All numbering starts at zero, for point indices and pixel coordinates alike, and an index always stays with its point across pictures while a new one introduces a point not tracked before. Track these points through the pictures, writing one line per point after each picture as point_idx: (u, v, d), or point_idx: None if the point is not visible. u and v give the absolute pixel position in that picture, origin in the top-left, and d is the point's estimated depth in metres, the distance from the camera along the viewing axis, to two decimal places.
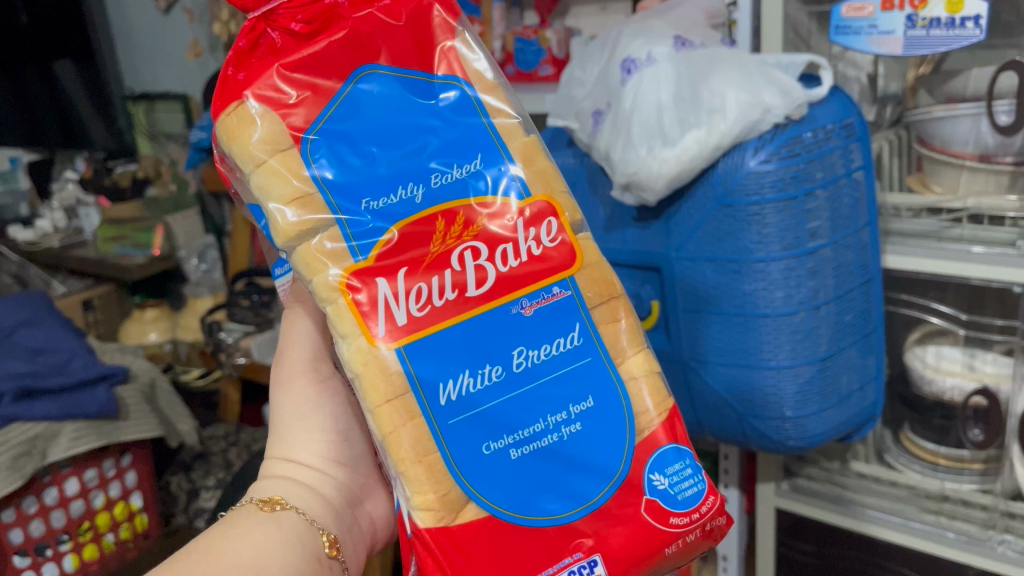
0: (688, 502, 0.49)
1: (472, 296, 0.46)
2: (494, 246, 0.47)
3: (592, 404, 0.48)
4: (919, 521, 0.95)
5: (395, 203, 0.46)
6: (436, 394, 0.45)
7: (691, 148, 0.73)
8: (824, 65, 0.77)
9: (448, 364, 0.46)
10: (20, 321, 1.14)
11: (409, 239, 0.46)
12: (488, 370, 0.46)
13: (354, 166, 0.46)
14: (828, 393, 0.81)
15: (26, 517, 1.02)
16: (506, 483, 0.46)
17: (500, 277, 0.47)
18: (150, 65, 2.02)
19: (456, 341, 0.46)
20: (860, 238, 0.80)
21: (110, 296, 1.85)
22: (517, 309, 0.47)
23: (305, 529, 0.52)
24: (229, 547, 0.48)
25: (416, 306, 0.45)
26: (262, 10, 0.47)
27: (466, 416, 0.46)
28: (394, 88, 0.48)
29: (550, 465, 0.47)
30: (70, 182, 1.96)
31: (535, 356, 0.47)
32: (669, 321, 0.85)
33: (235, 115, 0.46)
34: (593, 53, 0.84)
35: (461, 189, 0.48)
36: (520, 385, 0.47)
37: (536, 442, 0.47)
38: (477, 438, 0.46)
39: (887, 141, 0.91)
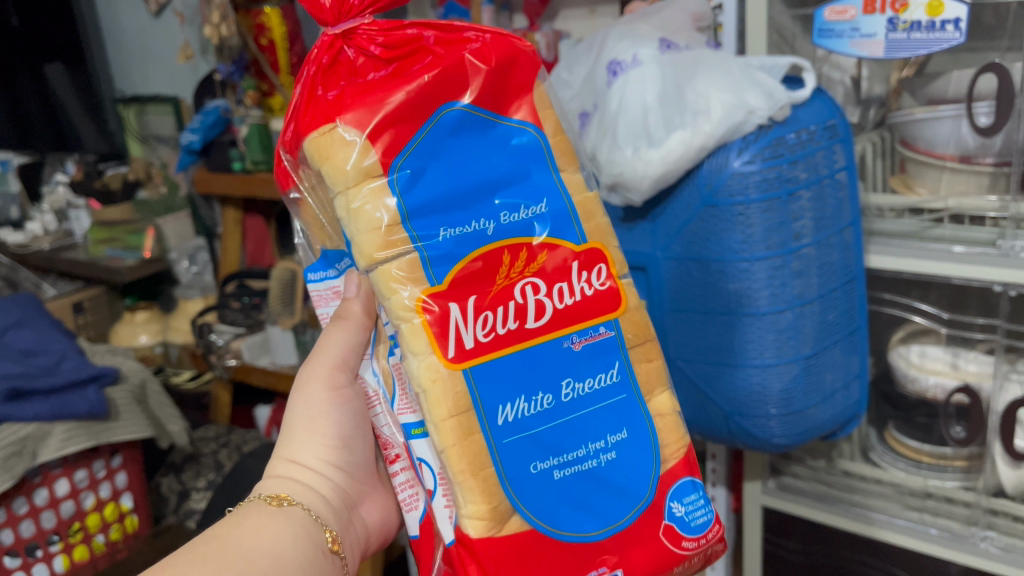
0: (699, 528, 0.53)
1: (530, 326, 0.50)
2: (551, 283, 0.50)
3: (625, 435, 0.52)
4: (904, 519, 0.97)
5: (469, 233, 0.49)
6: (495, 415, 0.49)
7: (676, 149, 0.73)
8: (807, 67, 0.78)
9: (507, 391, 0.49)
10: (11, 322, 1.15)
11: (478, 268, 0.49)
12: (541, 398, 0.50)
13: (436, 200, 0.49)
14: (812, 391, 0.82)
15: (16, 517, 1.03)
16: (548, 501, 0.50)
17: (557, 312, 0.50)
18: (140, 67, 2.02)
19: (513, 371, 0.49)
20: (843, 238, 0.82)
21: (101, 299, 1.85)
22: (568, 344, 0.51)
23: (310, 524, 0.54)
24: (245, 534, 0.51)
25: (483, 332, 0.49)
26: (342, 27, 0.49)
27: (518, 437, 0.49)
28: (474, 131, 0.50)
29: (588, 486, 0.51)
30: (60, 185, 1.93)
31: (580, 387, 0.51)
32: (654, 320, 0.86)
33: (327, 137, 0.48)
34: (579, 55, 0.85)
35: (529, 228, 0.50)
36: (566, 414, 0.50)
37: (578, 465, 0.50)
38: (527, 458, 0.49)
39: (870, 142, 0.92)
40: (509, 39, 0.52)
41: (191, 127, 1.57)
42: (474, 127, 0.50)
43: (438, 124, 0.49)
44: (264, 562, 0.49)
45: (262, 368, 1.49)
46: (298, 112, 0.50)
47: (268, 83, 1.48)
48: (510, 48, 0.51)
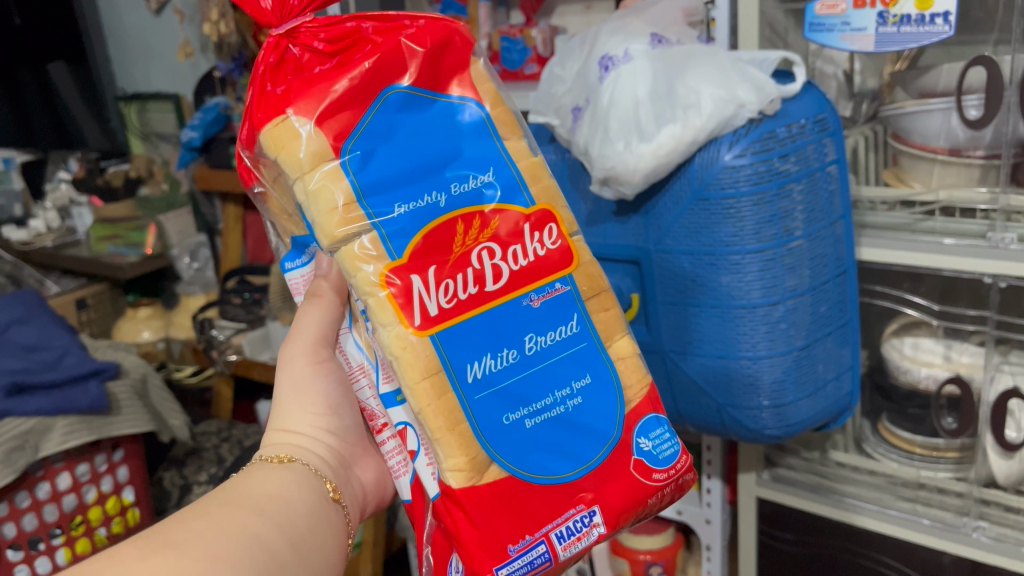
0: (667, 460, 0.55)
1: (489, 290, 0.51)
2: (506, 246, 0.52)
3: (590, 381, 0.53)
4: (896, 509, 0.98)
5: (422, 208, 0.50)
6: (465, 373, 0.50)
7: (667, 143, 0.74)
8: (798, 61, 0.79)
9: (473, 347, 0.50)
10: (13, 319, 1.16)
11: (438, 237, 0.50)
12: (506, 353, 0.51)
13: (387, 180, 0.50)
14: (805, 382, 0.82)
15: (19, 511, 1.04)
16: (522, 450, 0.51)
17: (514, 273, 0.52)
18: (142, 65, 2.03)
19: (476, 330, 0.50)
20: (835, 231, 0.82)
21: (104, 295, 1.86)
22: (527, 302, 0.52)
23: (312, 478, 0.56)
24: (253, 485, 0.52)
25: (445, 299, 0.50)
26: (286, 27, 0.51)
27: (489, 393, 0.51)
28: (414, 111, 0.51)
29: (559, 432, 0.52)
30: (64, 182, 1.95)
31: (543, 341, 0.52)
32: (649, 313, 0.87)
33: (281, 127, 0.50)
34: (572, 50, 0.85)
35: (483, 199, 0.52)
36: (531, 366, 0.52)
37: (547, 413, 0.52)
38: (498, 411, 0.51)
39: (862, 136, 0.92)
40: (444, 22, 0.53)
41: (192, 124, 1.58)
42: (420, 108, 0.52)
43: (384, 107, 0.51)
44: (279, 506, 0.51)
45: (263, 363, 1.49)
46: (251, 111, 0.52)
47: None
48: (444, 30, 0.53)
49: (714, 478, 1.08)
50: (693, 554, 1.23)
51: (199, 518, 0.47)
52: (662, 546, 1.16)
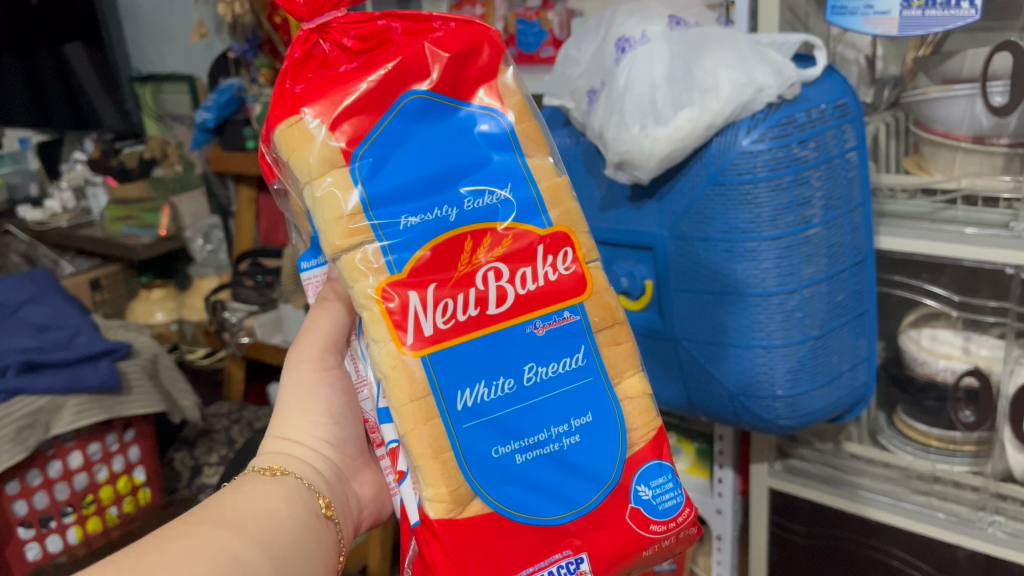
0: (667, 511, 0.54)
1: (492, 313, 0.50)
2: (513, 269, 0.51)
3: (591, 419, 0.52)
4: (910, 502, 0.97)
5: (428, 221, 0.49)
6: (454, 401, 0.49)
7: (683, 127, 0.73)
8: (819, 45, 0.77)
9: (466, 374, 0.49)
10: (25, 297, 1.17)
11: (441, 256, 0.49)
12: (501, 382, 0.50)
13: (396, 189, 0.49)
14: (819, 373, 0.81)
15: (30, 489, 1.05)
16: (507, 485, 0.50)
17: (519, 297, 0.51)
18: (157, 46, 2.04)
19: (474, 355, 0.50)
20: (853, 219, 0.81)
21: (117, 276, 1.87)
22: (530, 329, 0.51)
23: (303, 491, 0.55)
24: (240, 500, 0.51)
25: (443, 319, 0.49)
26: (316, 22, 0.49)
27: (479, 422, 0.50)
28: (430, 118, 0.51)
29: (550, 469, 0.51)
30: (79, 163, 1.98)
31: (543, 372, 0.51)
32: (662, 300, 0.85)
33: (295, 128, 0.49)
34: (588, 32, 0.84)
35: (494, 216, 0.51)
36: (528, 398, 0.51)
37: (540, 448, 0.51)
38: (487, 443, 0.50)
39: (884, 123, 0.91)
40: (476, 26, 0.52)
41: (206, 105, 1.58)
42: (437, 115, 0.51)
43: (401, 114, 0.50)
44: (266, 523, 0.50)
45: (274, 345, 1.49)
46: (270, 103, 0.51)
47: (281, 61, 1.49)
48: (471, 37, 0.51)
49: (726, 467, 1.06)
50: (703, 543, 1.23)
51: (176, 539, 0.46)
52: None
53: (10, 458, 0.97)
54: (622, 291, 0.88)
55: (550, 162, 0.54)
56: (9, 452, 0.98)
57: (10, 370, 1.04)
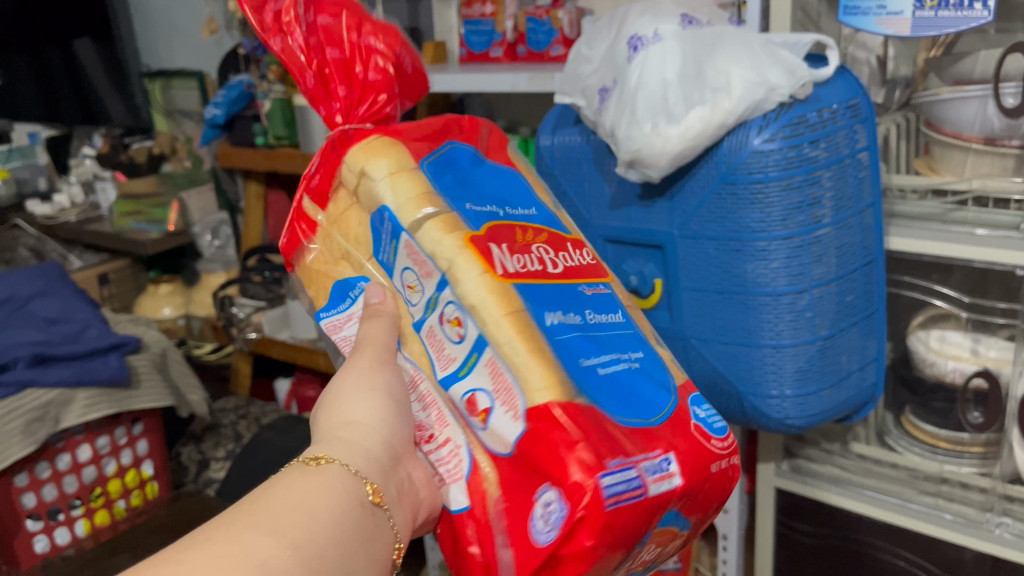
0: (723, 429, 0.54)
1: (553, 272, 0.57)
2: (563, 248, 0.59)
3: (642, 356, 0.56)
4: (917, 503, 0.97)
5: (490, 208, 0.58)
6: (542, 318, 0.54)
7: (695, 126, 0.73)
8: (831, 44, 0.77)
9: (545, 302, 0.55)
10: (35, 292, 1.17)
11: (505, 226, 0.57)
12: (570, 315, 0.55)
13: (452, 186, 0.59)
14: (828, 372, 0.81)
15: (38, 481, 1.06)
16: (592, 392, 0.51)
17: (570, 266, 0.58)
18: (167, 42, 2.05)
19: (549, 291, 0.56)
20: (863, 219, 0.81)
21: (125, 271, 1.87)
22: (581, 290, 0.57)
23: (349, 480, 0.48)
24: (270, 498, 0.44)
25: (517, 266, 0.56)
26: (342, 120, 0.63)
27: (560, 339, 0.54)
28: (468, 155, 0.62)
29: (626, 387, 0.52)
30: (88, 159, 2.02)
31: (600, 318, 0.56)
32: (670, 299, 0.85)
33: (374, 143, 0.60)
34: (600, 30, 0.84)
35: (536, 220, 0.60)
36: (592, 329, 0.55)
37: (619, 362, 0.54)
38: (570, 357, 0.53)
39: (895, 124, 0.91)
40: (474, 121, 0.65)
41: (216, 101, 1.59)
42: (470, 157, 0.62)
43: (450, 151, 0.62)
44: (301, 520, 0.43)
45: (282, 341, 1.49)
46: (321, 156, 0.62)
47: None
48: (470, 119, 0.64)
49: None
50: (709, 542, 1.23)
51: (199, 546, 0.40)
52: None
53: (20, 450, 1.00)
54: (631, 289, 0.88)
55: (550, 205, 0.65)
56: (20, 444, 1.00)
57: (20, 362, 1.04)
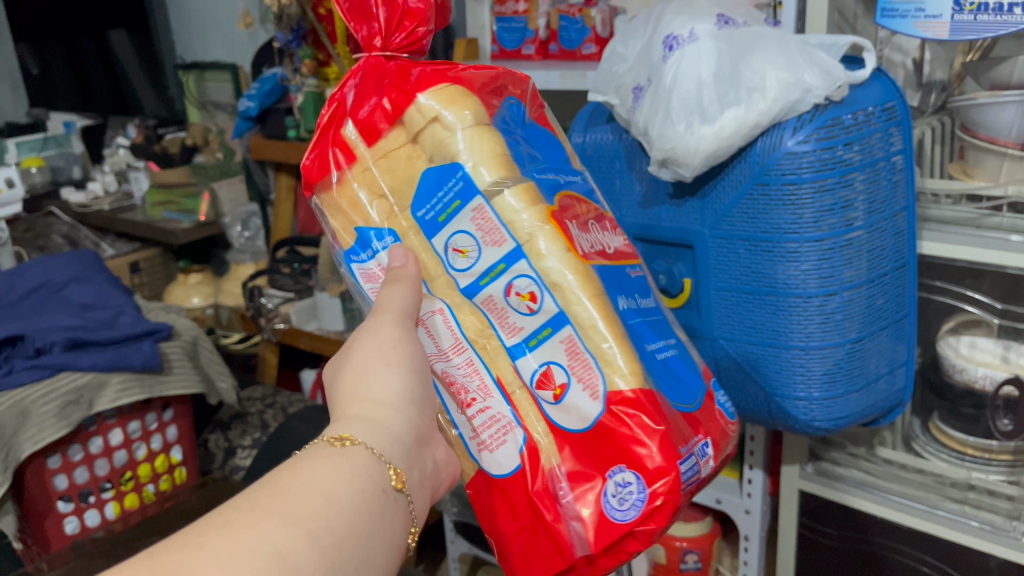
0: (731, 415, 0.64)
1: (609, 252, 0.59)
2: (607, 226, 0.61)
3: (676, 343, 0.62)
4: (944, 509, 0.96)
5: (552, 179, 0.59)
6: (618, 302, 0.57)
7: (729, 126, 0.73)
8: (869, 47, 0.77)
9: (619, 284, 0.58)
10: (70, 278, 1.21)
11: (567, 201, 0.59)
12: (637, 299, 0.59)
13: (519, 148, 0.58)
14: (856, 376, 0.81)
15: (71, 463, 1.08)
16: (657, 374, 0.58)
17: (618, 245, 0.61)
18: (202, 35, 2.08)
19: (615, 272, 0.59)
20: (896, 223, 0.80)
21: (156, 259, 1.90)
22: (631, 270, 0.61)
23: (372, 462, 0.49)
24: (293, 481, 0.45)
25: (589, 246, 0.58)
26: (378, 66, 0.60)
27: (637, 322, 0.58)
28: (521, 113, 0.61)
29: (672, 369, 0.60)
30: (122, 149, 2.07)
31: (647, 300, 0.61)
32: (700, 299, 0.86)
33: (445, 92, 0.57)
34: (635, 29, 0.84)
35: (584, 190, 0.61)
36: (648, 314, 0.60)
37: (668, 351, 0.60)
38: (643, 339, 0.58)
39: (930, 127, 0.92)
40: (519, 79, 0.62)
41: (250, 94, 1.62)
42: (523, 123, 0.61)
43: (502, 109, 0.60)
44: (323, 505, 0.44)
45: (310, 333, 1.51)
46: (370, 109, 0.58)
47: (324, 52, 1.48)
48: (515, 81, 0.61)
49: (756, 467, 1.06)
50: (730, 543, 1.23)
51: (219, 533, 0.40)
52: (699, 534, 1.17)
53: (54, 433, 1.01)
54: (660, 289, 0.89)
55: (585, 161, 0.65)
56: (53, 427, 1.01)
57: (56, 347, 1.06)
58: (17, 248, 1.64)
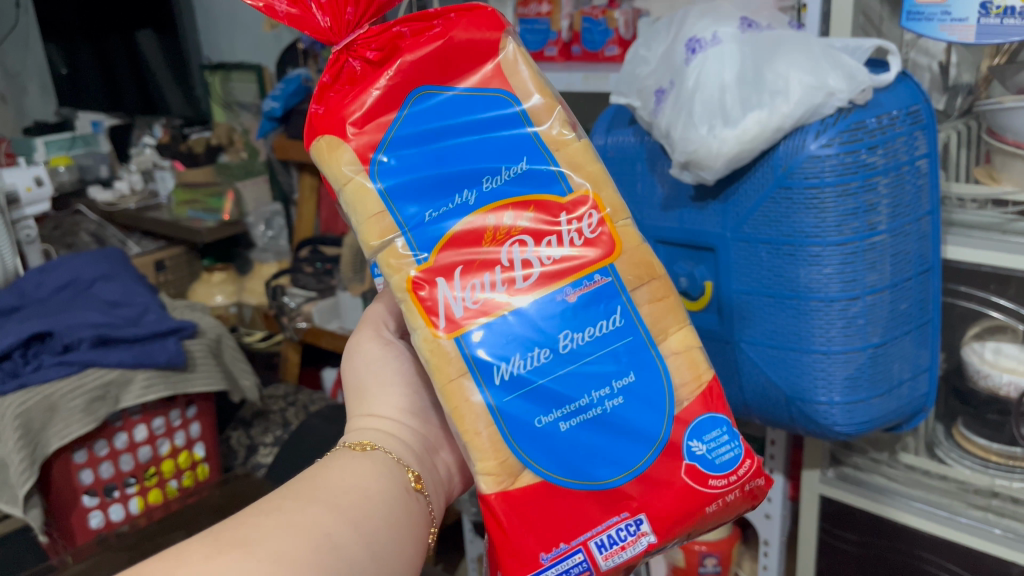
0: (725, 465, 0.55)
1: (519, 287, 0.53)
2: (539, 240, 0.53)
3: (634, 379, 0.53)
4: (966, 516, 0.95)
5: (452, 208, 0.53)
6: (492, 375, 0.51)
7: (752, 129, 0.73)
8: (894, 50, 0.77)
9: (503, 348, 0.52)
10: (98, 275, 1.26)
11: (466, 235, 0.53)
12: (537, 353, 0.52)
13: (416, 176, 0.53)
14: (879, 381, 0.80)
15: (96, 458, 1.09)
16: (556, 452, 0.52)
17: (545, 270, 0.53)
18: (228, 35, 2.11)
19: (509, 328, 0.52)
20: (921, 227, 0.80)
21: (181, 257, 1.92)
22: (562, 297, 0.53)
23: (392, 466, 0.55)
24: (331, 476, 0.51)
25: (471, 301, 0.52)
26: (344, 41, 0.53)
27: (520, 392, 0.52)
28: (439, 110, 0.54)
29: (598, 433, 0.52)
30: (149, 147, 2.10)
31: (579, 338, 0.52)
32: (721, 302, 0.86)
33: (326, 141, 0.53)
34: (658, 32, 0.84)
35: (512, 193, 0.54)
36: (566, 364, 0.52)
37: (583, 414, 0.52)
38: (530, 412, 0.52)
39: (955, 131, 0.91)
40: (475, 11, 0.55)
41: (275, 94, 1.62)
42: (445, 112, 0.54)
43: (413, 108, 0.54)
44: (353, 498, 0.50)
45: (331, 332, 1.52)
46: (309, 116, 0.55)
47: None
48: (473, 22, 0.55)
49: (776, 472, 1.05)
50: (750, 547, 1.22)
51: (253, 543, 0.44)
52: (718, 538, 1.16)
53: (80, 427, 1.03)
54: (681, 291, 0.89)
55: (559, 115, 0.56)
56: (80, 422, 1.03)
57: (83, 344, 1.08)
58: (45, 245, 1.66)
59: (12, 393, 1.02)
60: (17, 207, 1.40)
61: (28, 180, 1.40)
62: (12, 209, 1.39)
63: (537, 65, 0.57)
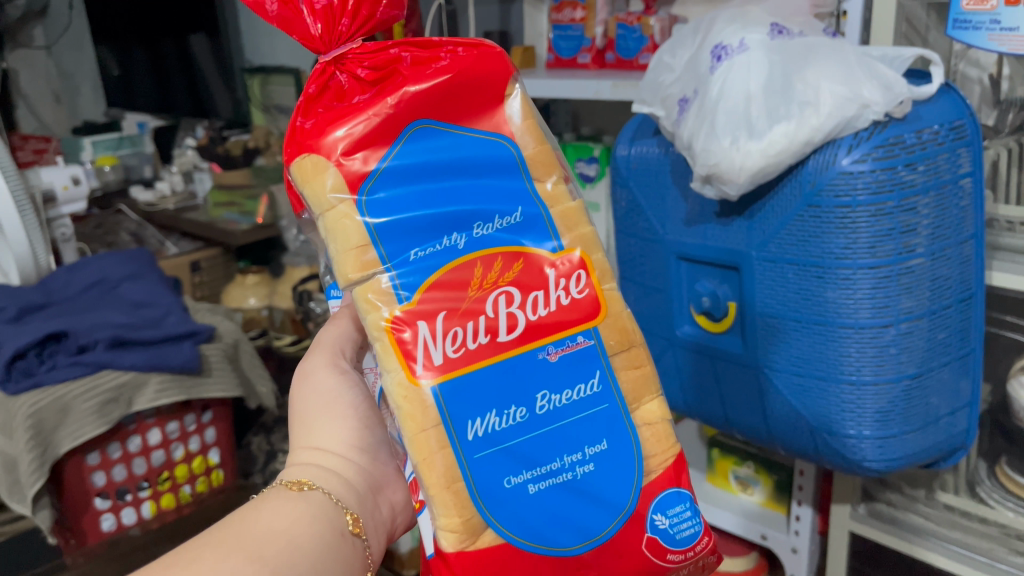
0: (685, 541, 0.51)
1: (503, 340, 0.49)
2: (526, 293, 0.49)
3: (606, 447, 0.50)
4: (1006, 563, 0.88)
5: (439, 250, 0.48)
6: (465, 430, 0.47)
7: (778, 142, 0.68)
8: (937, 61, 0.72)
9: (476, 404, 0.48)
10: (125, 275, 1.27)
11: (453, 279, 0.48)
12: (513, 411, 0.48)
13: (405, 217, 0.48)
14: (913, 416, 0.75)
15: (110, 461, 1.09)
16: (522, 517, 0.48)
17: (530, 324, 0.49)
18: (270, 39, 2.17)
19: (485, 382, 0.48)
20: (963, 251, 0.74)
21: (217, 260, 1.87)
22: (543, 355, 0.49)
23: (329, 508, 0.52)
24: (258, 520, 0.48)
25: (452, 348, 0.48)
26: (333, 54, 0.49)
27: (490, 451, 0.48)
28: (437, 144, 0.50)
29: (567, 497, 0.49)
30: (190, 149, 2.09)
31: (557, 400, 0.49)
32: (745, 324, 0.81)
33: (310, 161, 0.49)
34: (684, 37, 0.80)
35: (501, 241, 0.50)
36: (541, 426, 0.49)
37: (554, 477, 0.49)
38: (500, 472, 0.48)
39: (1005, 149, 0.85)
40: (484, 48, 0.51)
41: None
42: (441, 148, 0.50)
43: (407, 143, 0.49)
44: (282, 542, 0.47)
45: None
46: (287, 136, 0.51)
47: None
48: (482, 59, 0.50)
49: (805, 503, 1.02)
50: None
51: None
52: (742, 570, 1.12)
53: (92, 429, 1.02)
54: (704, 311, 0.85)
55: (560, 185, 0.53)
56: (92, 424, 1.02)
57: (99, 345, 1.07)
58: (81, 244, 1.66)
59: (26, 392, 1.01)
60: (54, 205, 1.41)
61: (65, 179, 1.41)
62: (48, 207, 1.40)
63: (536, 113, 0.53)
